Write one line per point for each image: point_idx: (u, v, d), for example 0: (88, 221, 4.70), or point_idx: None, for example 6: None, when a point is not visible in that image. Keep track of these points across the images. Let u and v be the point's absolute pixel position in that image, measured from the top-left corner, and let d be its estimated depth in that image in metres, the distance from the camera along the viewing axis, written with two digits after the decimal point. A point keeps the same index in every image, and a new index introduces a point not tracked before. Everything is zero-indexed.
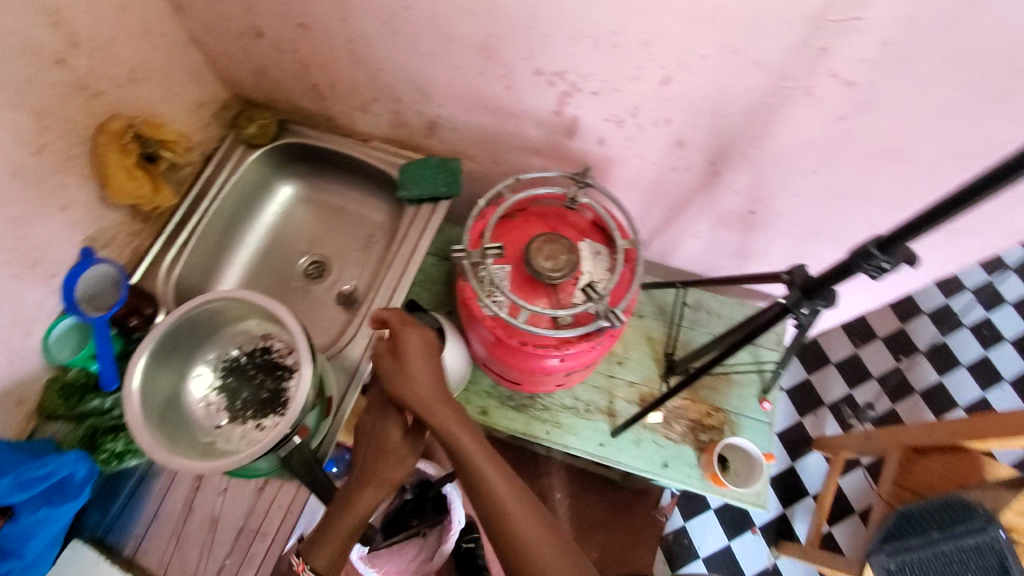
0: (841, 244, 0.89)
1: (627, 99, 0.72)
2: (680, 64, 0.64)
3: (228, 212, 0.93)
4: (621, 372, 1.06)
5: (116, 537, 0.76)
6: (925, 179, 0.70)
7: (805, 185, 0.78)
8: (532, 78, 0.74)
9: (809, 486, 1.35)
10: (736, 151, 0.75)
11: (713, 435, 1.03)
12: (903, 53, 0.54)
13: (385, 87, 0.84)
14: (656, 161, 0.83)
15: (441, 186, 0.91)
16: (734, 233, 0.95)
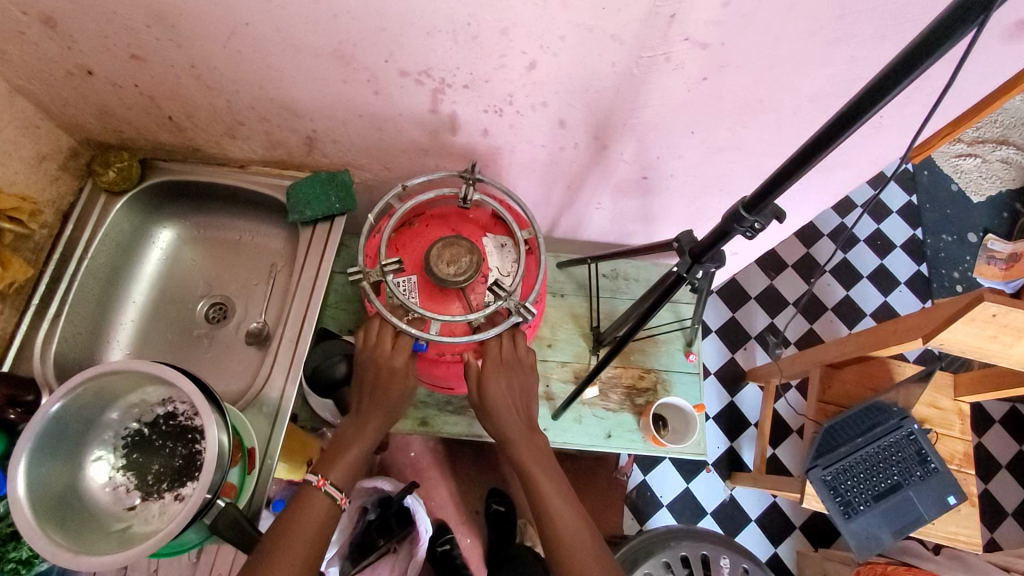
0: (728, 191, 0.99)
1: (499, 87, 0.74)
2: (541, 47, 0.66)
3: (107, 267, 0.91)
4: (552, 353, 1.14)
5: None
6: (784, 118, 0.77)
7: (682, 142, 0.84)
8: (399, 79, 0.73)
9: (750, 416, 1.43)
10: (614, 123, 0.79)
11: (648, 396, 1.12)
12: (740, 9, 0.58)
13: (249, 108, 0.83)
14: (545, 144, 0.87)
15: (334, 202, 0.93)
16: (634, 199, 1.03)
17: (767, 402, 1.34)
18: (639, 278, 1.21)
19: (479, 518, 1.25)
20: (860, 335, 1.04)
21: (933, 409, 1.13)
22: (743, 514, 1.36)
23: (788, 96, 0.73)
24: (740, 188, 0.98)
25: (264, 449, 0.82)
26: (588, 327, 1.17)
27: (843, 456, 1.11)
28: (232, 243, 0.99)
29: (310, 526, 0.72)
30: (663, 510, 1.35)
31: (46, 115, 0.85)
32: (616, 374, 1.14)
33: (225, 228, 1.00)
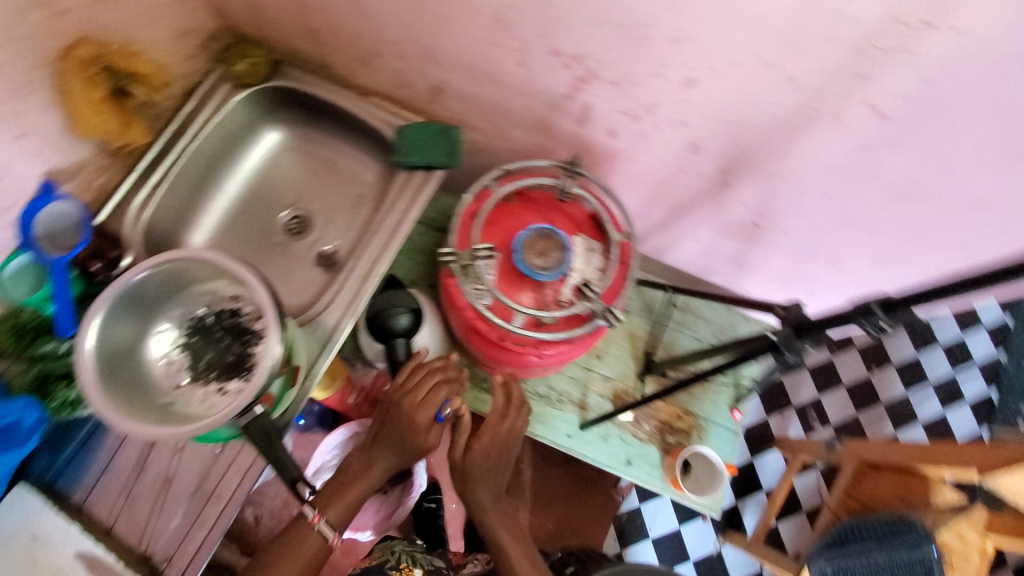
0: (836, 263, 0.93)
1: (647, 94, 0.70)
2: (707, 67, 0.62)
3: (211, 153, 0.92)
4: (599, 364, 1.11)
5: (65, 484, 0.81)
6: (931, 212, 0.72)
7: (813, 205, 0.79)
8: (547, 58, 0.71)
9: (765, 481, 1.36)
10: (750, 163, 0.74)
11: (680, 437, 1.09)
12: (941, 89, 0.53)
13: (391, 43, 0.82)
14: (668, 161, 0.82)
15: (439, 154, 0.90)
16: (734, 242, 0.97)
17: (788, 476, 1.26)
18: (707, 318, 1.16)
19: None
20: (909, 448, 0.93)
21: None
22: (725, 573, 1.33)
23: (945, 189, 0.67)
24: (851, 265, 0.92)
25: (309, 368, 0.84)
26: (641, 351, 1.13)
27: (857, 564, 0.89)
28: (329, 163, 0.99)
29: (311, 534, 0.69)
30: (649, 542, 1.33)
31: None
32: (656, 407, 1.11)
33: (326, 147, 0.99)
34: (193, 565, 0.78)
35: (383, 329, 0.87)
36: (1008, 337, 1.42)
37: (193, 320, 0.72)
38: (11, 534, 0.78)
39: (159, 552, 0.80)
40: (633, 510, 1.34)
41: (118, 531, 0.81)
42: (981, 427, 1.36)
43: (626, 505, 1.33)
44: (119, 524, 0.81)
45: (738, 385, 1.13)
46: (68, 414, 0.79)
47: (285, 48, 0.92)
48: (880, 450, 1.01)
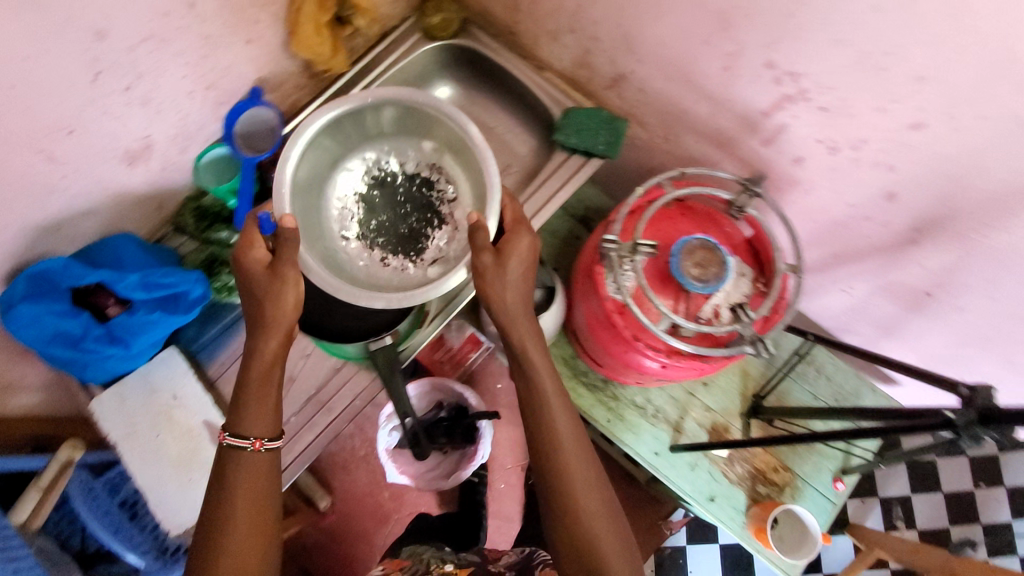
0: (1009, 359, 0.76)
1: (857, 129, 0.59)
2: (945, 114, 0.51)
3: (383, 96, 0.89)
4: (703, 394, 0.97)
5: (204, 358, 0.76)
6: None
7: (1008, 286, 0.64)
8: (757, 71, 0.61)
9: (829, 564, 1.10)
10: (952, 226, 0.61)
11: (772, 491, 0.95)
12: None
13: (585, 21, 0.76)
14: (852, 205, 0.68)
15: (599, 143, 0.85)
16: (895, 307, 0.80)
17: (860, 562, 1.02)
18: (830, 377, 0.99)
19: None
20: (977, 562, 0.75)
21: None
22: None
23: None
24: None
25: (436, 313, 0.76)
26: (750, 392, 0.98)
27: None
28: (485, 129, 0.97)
29: (262, 402, 0.53)
30: None
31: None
32: (751, 452, 0.97)
33: (487, 112, 0.96)
34: (302, 466, 0.74)
35: None
36: None
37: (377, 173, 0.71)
38: (149, 395, 0.71)
39: None
40: None
41: None
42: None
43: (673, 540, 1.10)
44: None
45: (849, 454, 0.98)
46: (224, 298, 0.76)
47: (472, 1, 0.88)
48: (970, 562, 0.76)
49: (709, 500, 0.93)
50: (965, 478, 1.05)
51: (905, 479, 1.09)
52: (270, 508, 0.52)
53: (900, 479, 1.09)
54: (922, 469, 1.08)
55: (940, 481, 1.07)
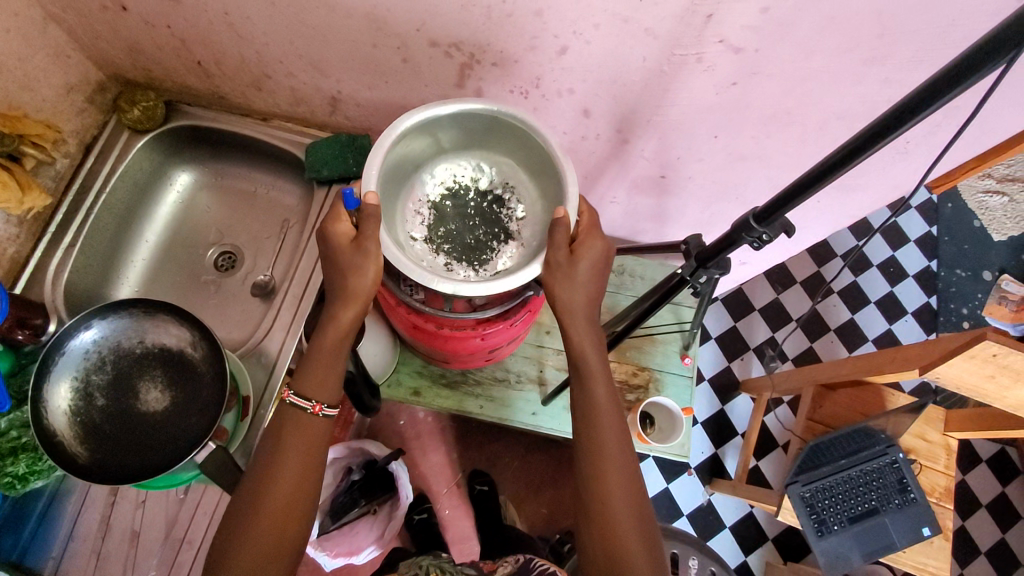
0: (743, 200, 1.06)
1: (528, 69, 0.83)
2: (573, 32, 0.73)
3: (124, 203, 1.05)
4: (549, 339, 1.19)
5: (34, 557, 0.89)
6: (806, 133, 0.83)
7: (705, 145, 0.92)
8: (428, 49, 0.83)
9: (737, 425, 1.48)
10: (640, 117, 0.87)
11: (639, 393, 1.18)
12: (777, 16, 0.64)
13: (261, 69, 0.96)
14: (567, 130, 0.97)
15: (351, 163, 1.05)
16: (649, 197, 1.12)
17: (756, 414, 1.37)
18: (644, 277, 1.25)
19: (463, 491, 1.28)
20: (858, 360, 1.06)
21: (921, 441, 1.14)
22: (718, 520, 1.41)
23: (816, 110, 0.78)
24: (757, 198, 1.05)
25: (260, 399, 0.94)
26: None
27: (825, 476, 1.15)
28: (247, 194, 1.13)
29: (322, 372, 0.63)
30: None
31: (77, 47, 0.97)
32: (611, 368, 1.19)
33: (243, 179, 1.14)
34: None
35: None
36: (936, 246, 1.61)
37: (94, 367, 0.81)
38: None
39: None
40: None
41: None
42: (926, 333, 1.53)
43: None
44: None
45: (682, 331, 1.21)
46: (21, 488, 0.83)
47: (211, 93, 1.06)
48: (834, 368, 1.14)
49: None
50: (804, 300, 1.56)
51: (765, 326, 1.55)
52: (302, 504, 0.59)
53: (761, 327, 1.55)
54: (772, 310, 1.56)
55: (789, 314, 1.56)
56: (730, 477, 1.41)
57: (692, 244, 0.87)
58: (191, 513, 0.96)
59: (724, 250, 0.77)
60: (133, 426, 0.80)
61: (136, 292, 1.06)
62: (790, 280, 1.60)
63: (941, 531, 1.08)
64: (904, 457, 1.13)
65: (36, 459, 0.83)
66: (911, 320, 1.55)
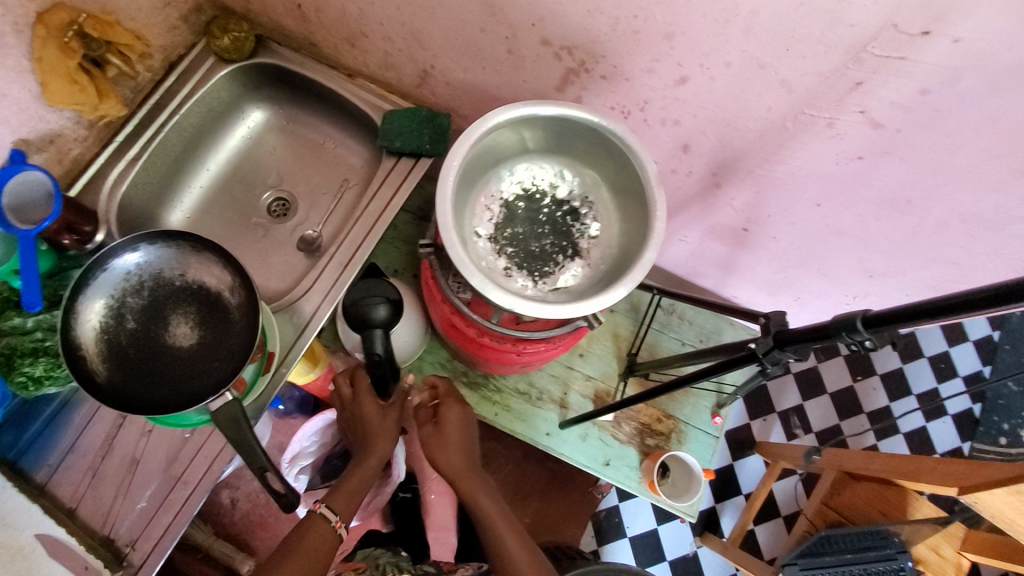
0: (820, 271, 0.99)
1: (638, 90, 0.77)
2: (700, 66, 0.67)
3: (194, 128, 1.02)
4: (580, 364, 1.13)
5: (30, 464, 0.85)
6: (917, 223, 0.76)
7: (800, 210, 0.84)
8: (538, 47, 0.78)
9: (744, 486, 1.42)
10: (740, 165, 0.80)
11: (660, 441, 1.12)
12: (934, 100, 0.57)
13: (359, 25, 0.92)
14: (658, 160, 0.89)
15: (426, 142, 0.99)
16: (723, 245, 1.03)
17: (766, 479, 1.33)
18: (693, 322, 1.18)
19: None
20: (890, 459, 1.02)
21: (933, 553, 1.09)
22: (699, 573, 1.39)
23: (937, 204, 0.71)
24: (833, 273, 0.98)
25: (284, 356, 0.91)
26: (625, 352, 1.14)
27: (828, 565, 1.09)
28: (315, 145, 1.09)
29: (351, 496, 0.75)
30: (625, 540, 1.37)
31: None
32: (636, 408, 1.13)
33: (314, 130, 1.10)
34: (154, 552, 0.84)
35: (359, 319, 0.80)
36: (997, 354, 1.52)
37: (130, 290, 0.77)
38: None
39: (123, 537, 0.84)
40: (611, 508, 1.38)
41: (83, 513, 0.84)
42: (961, 440, 1.47)
43: (606, 503, 1.38)
44: (85, 506, 0.85)
45: (721, 390, 1.14)
46: (33, 390, 0.81)
47: (303, 39, 1.01)
48: (863, 459, 1.09)
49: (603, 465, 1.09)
50: (842, 376, 1.48)
51: (797, 393, 1.47)
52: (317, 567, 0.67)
53: (793, 393, 1.47)
54: (810, 379, 1.48)
55: (825, 385, 1.48)
56: (723, 537, 1.38)
57: (772, 319, 0.80)
58: (192, 456, 0.88)
59: (810, 340, 0.70)
60: (155, 357, 0.77)
61: (186, 220, 1.04)
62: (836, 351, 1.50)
63: None
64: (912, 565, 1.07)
65: (55, 364, 0.82)
66: (950, 423, 1.48)
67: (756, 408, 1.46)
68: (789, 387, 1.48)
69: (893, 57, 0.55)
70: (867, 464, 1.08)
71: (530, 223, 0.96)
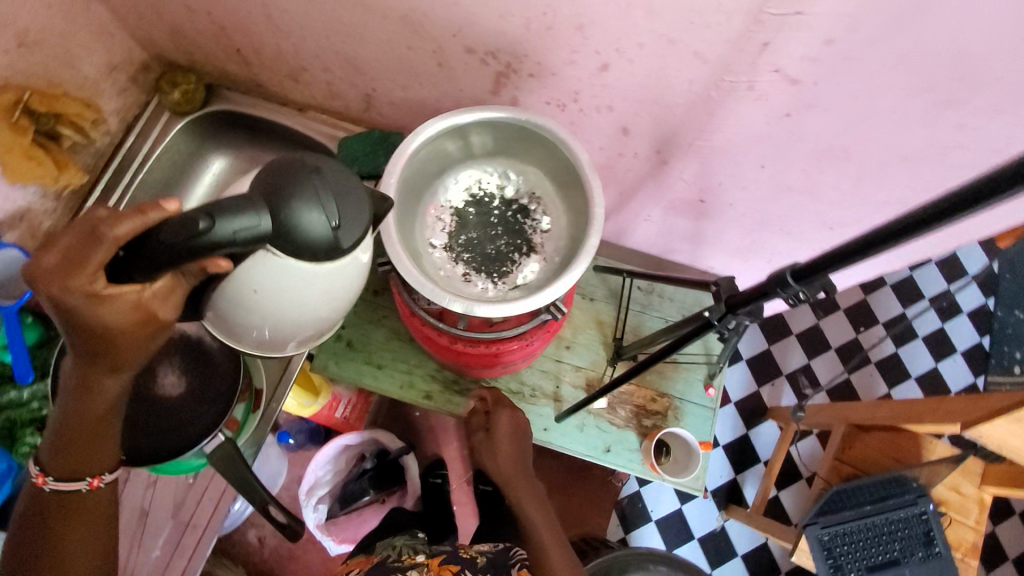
0: (785, 232, 0.97)
1: (567, 82, 0.78)
2: (616, 51, 0.68)
3: (159, 184, 1.05)
4: (569, 355, 1.14)
5: None
6: (863, 172, 0.75)
7: (749, 176, 0.84)
8: (464, 55, 0.79)
9: (760, 453, 1.42)
10: (680, 142, 0.81)
11: (657, 420, 1.12)
12: (840, 49, 0.57)
13: (295, 59, 0.94)
14: (603, 146, 0.89)
15: (381, 162, 1.01)
16: (685, 219, 1.02)
17: (781, 444, 1.32)
18: (674, 299, 1.18)
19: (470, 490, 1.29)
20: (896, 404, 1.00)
21: (955, 493, 1.10)
22: (729, 546, 1.38)
23: (876, 150, 0.70)
24: (801, 233, 0.97)
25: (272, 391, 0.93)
26: (610, 337, 1.15)
27: (847, 520, 1.09)
28: None
29: (97, 445, 0.50)
30: (651, 524, 1.38)
31: (121, 26, 0.95)
32: (629, 391, 1.13)
33: None
34: None
35: (295, 214, 0.40)
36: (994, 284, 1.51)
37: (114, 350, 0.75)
38: None
39: None
40: (634, 494, 1.38)
41: None
42: (973, 375, 1.46)
43: (626, 490, 1.38)
44: None
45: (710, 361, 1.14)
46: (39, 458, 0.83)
47: (251, 82, 1.04)
48: (866, 410, 1.08)
49: (603, 451, 1.10)
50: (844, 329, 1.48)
51: (801, 352, 1.48)
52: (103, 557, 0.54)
53: (798, 352, 1.48)
54: (810, 337, 1.48)
55: (828, 341, 1.48)
56: (747, 507, 1.37)
57: (722, 285, 0.81)
58: (196, 501, 0.91)
59: (756, 300, 0.71)
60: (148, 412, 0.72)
61: None
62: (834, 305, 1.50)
63: None
64: (935, 507, 1.08)
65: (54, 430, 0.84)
66: (959, 360, 1.48)
67: (759, 373, 1.46)
68: (793, 347, 1.48)
69: (790, 14, 0.55)
70: (870, 413, 1.07)
71: (484, 227, 0.98)
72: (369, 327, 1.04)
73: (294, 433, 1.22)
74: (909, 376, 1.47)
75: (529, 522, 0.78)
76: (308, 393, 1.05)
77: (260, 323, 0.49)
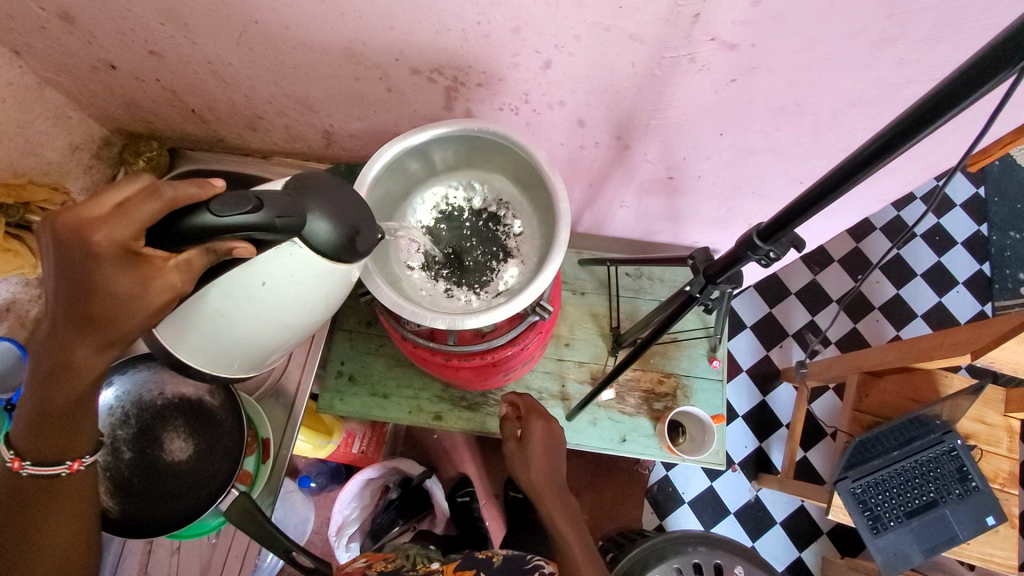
0: (760, 195, 0.97)
1: (515, 85, 0.77)
2: (555, 47, 0.67)
3: None
4: (570, 352, 1.14)
5: None
6: (821, 124, 0.75)
7: (713, 145, 0.84)
8: (409, 76, 0.78)
9: (781, 416, 1.41)
10: (637, 124, 0.80)
11: (667, 401, 1.11)
12: (769, 8, 0.56)
13: (246, 109, 0.94)
14: (564, 142, 0.90)
15: None
16: (660, 199, 1.02)
17: (800, 404, 1.31)
18: (664, 279, 1.18)
19: (498, 502, 1.29)
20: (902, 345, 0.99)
21: (980, 425, 1.07)
22: (768, 515, 1.36)
23: (827, 99, 0.70)
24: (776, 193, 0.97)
25: (280, 439, 0.91)
26: (607, 328, 1.15)
27: (877, 469, 1.08)
28: None
29: (75, 430, 0.46)
30: (684, 506, 1.36)
31: (76, 106, 0.95)
32: (635, 377, 1.13)
33: None
34: None
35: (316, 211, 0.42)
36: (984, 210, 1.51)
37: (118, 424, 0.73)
38: None
39: None
40: (663, 479, 1.37)
41: None
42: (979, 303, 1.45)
43: (655, 476, 1.37)
44: None
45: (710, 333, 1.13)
46: None
47: (211, 139, 1.05)
48: (875, 356, 1.07)
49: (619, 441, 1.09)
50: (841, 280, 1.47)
51: (804, 309, 1.47)
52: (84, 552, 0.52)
53: (800, 310, 1.47)
54: (809, 293, 1.48)
55: (829, 294, 1.48)
56: (777, 472, 1.36)
57: (698, 257, 0.80)
58: (224, 556, 0.92)
59: (732, 267, 0.70)
60: (161, 481, 0.72)
61: None
62: (826, 257, 1.51)
63: (1008, 520, 1.02)
64: (963, 442, 1.06)
65: None
66: (963, 290, 1.47)
67: (765, 337, 1.46)
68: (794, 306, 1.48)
69: None
70: (879, 358, 1.06)
71: (458, 240, 0.99)
72: (366, 359, 1.04)
73: (314, 476, 1.21)
74: (915, 315, 1.45)
75: (554, 524, 0.80)
76: (320, 434, 1.06)
77: (243, 323, 0.45)
